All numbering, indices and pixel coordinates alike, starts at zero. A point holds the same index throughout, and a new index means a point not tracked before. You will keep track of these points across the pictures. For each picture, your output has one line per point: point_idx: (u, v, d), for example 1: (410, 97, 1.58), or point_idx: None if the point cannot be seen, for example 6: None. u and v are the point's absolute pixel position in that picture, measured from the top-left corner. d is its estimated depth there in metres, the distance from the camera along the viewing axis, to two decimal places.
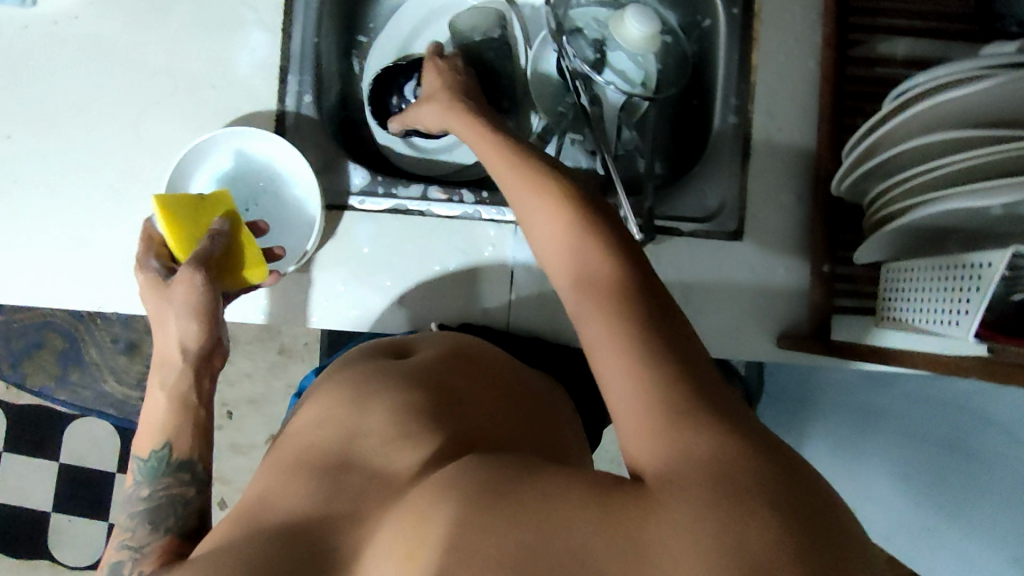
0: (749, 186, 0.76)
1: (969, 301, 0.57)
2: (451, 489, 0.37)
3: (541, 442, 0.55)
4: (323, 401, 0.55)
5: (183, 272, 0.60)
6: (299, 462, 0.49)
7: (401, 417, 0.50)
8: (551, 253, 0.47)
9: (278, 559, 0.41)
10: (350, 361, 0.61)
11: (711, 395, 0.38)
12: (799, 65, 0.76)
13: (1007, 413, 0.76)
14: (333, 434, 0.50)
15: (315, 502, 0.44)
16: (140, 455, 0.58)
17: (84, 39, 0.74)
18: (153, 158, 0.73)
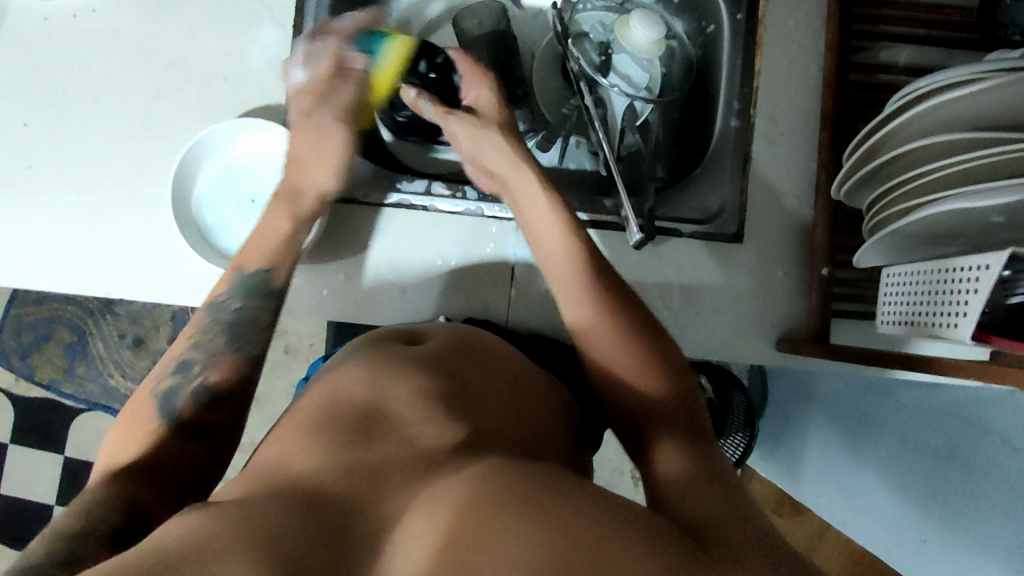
0: (750, 189, 0.76)
1: (967, 304, 0.57)
2: (510, 500, 0.42)
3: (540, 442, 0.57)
4: (344, 386, 0.57)
5: (332, 84, 0.71)
6: (321, 428, 0.52)
7: (428, 418, 0.53)
8: (615, 355, 0.57)
9: (308, 518, 0.42)
10: (357, 348, 0.64)
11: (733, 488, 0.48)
12: (802, 71, 0.77)
13: (1004, 423, 0.80)
14: (359, 421, 0.53)
15: (338, 468, 0.48)
16: (241, 270, 0.64)
17: (100, 32, 0.75)
18: (164, 149, 0.75)
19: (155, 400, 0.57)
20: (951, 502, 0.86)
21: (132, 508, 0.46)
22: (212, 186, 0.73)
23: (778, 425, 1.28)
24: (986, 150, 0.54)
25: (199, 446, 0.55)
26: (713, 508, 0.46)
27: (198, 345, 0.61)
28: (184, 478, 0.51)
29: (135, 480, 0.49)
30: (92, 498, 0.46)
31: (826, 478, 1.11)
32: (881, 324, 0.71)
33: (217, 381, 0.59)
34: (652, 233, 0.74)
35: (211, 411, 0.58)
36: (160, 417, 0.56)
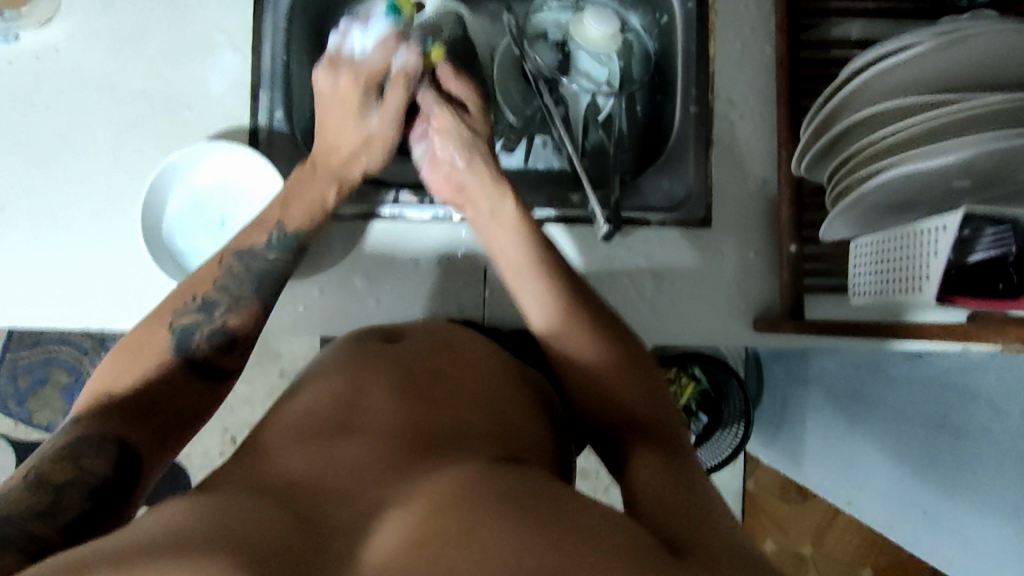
0: (713, 173, 0.77)
1: (930, 265, 0.58)
2: (479, 493, 0.41)
3: (524, 428, 0.57)
4: (326, 389, 0.58)
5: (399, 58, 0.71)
6: (299, 430, 0.53)
7: (405, 420, 0.54)
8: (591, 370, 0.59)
9: (277, 512, 0.42)
10: (340, 348, 0.64)
11: (700, 502, 0.47)
12: (756, 53, 0.78)
13: (990, 387, 0.80)
14: (337, 423, 0.53)
15: (313, 468, 0.48)
16: (285, 229, 0.68)
17: (66, 70, 0.76)
18: (134, 178, 0.76)
19: (172, 334, 0.58)
20: (945, 471, 0.86)
21: (120, 459, 0.49)
22: (183, 212, 0.74)
23: (776, 411, 1.27)
24: (942, 110, 0.55)
25: (197, 388, 0.57)
26: (686, 510, 0.46)
27: (226, 288, 0.63)
28: (173, 427, 0.54)
29: (127, 422, 0.51)
30: (82, 435, 0.49)
31: (824, 458, 1.11)
32: (853, 295, 0.71)
33: (235, 327, 0.62)
34: (620, 224, 0.74)
35: (223, 354, 0.60)
36: (170, 349, 0.58)
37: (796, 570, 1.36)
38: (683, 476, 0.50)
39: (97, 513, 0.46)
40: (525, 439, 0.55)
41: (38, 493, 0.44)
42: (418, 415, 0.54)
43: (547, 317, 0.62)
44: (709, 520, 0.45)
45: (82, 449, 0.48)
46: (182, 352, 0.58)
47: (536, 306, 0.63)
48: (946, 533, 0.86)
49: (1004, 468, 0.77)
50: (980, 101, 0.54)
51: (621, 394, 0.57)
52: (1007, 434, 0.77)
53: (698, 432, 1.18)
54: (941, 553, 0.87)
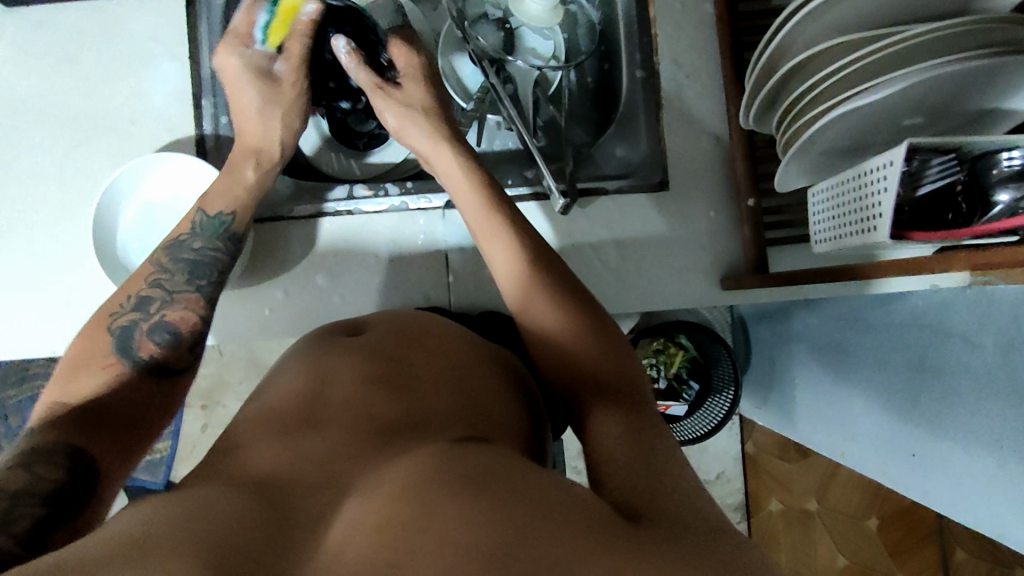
0: (666, 136, 0.76)
1: (881, 202, 0.57)
2: (437, 477, 0.41)
3: (491, 406, 0.57)
4: (292, 385, 0.57)
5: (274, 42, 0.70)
6: (265, 428, 0.52)
7: (369, 410, 0.53)
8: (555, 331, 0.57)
9: (235, 506, 0.42)
10: (306, 344, 0.64)
11: (667, 469, 0.47)
12: (698, 11, 0.77)
13: (961, 321, 0.80)
14: (303, 417, 0.53)
15: (278, 464, 0.48)
16: (207, 212, 0.67)
17: (5, 97, 0.76)
18: (83, 200, 0.75)
19: (110, 338, 0.58)
20: (929, 412, 0.86)
21: (73, 463, 0.48)
22: (135, 228, 0.74)
23: (765, 372, 1.27)
24: (879, 43, 0.55)
25: (146, 388, 0.57)
26: (647, 475, 0.45)
27: (159, 283, 0.62)
28: (127, 429, 0.54)
29: (75, 427, 0.51)
30: (33, 447, 0.49)
31: (815, 412, 1.11)
32: (816, 243, 0.71)
33: (180, 324, 0.61)
34: (576, 196, 0.74)
35: (172, 350, 0.60)
36: (112, 353, 0.57)
37: (802, 528, 1.36)
38: (640, 442, 0.49)
39: (55, 516, 0.46)
40: (492, 419, 0.55)
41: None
42: (382, 402, 0.54)
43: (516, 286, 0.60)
44: (669, 486, 0.44)
45: (32, 460, 0.48)
46: (124, 353, 0.57)
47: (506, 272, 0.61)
48: (935, 473, 0.86)
49: (983, 401, 0.77)
50: (915, 32, 0.54)
51: (584, 362, 0.56)
52: (982, 366, 0.77)
53: (688, 400, 1.18)
54: (933, 493, 0.87)
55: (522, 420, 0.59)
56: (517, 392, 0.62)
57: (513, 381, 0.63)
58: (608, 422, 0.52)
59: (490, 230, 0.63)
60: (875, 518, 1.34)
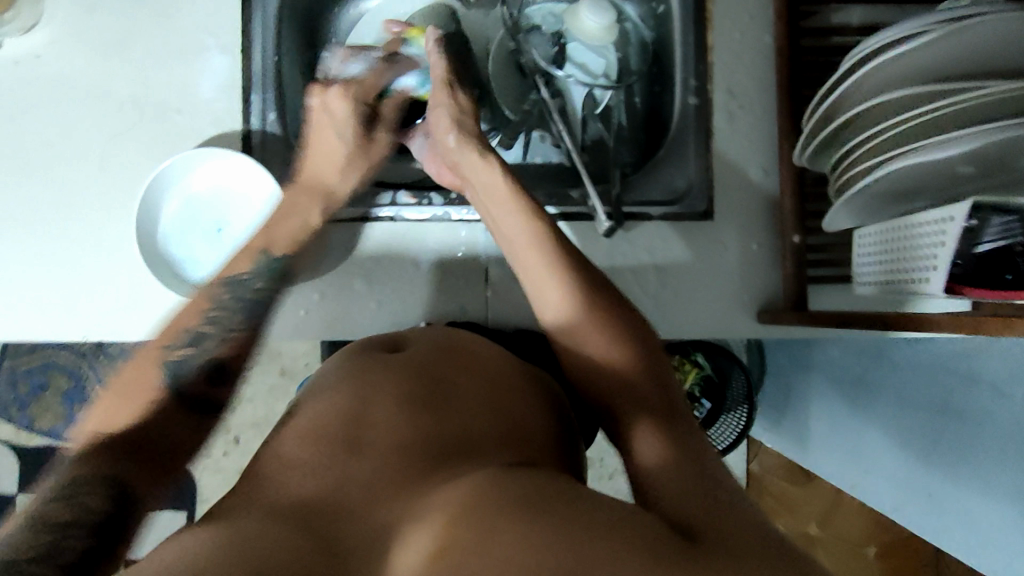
0: (714, 165, 0.76)
1: (936, 255, 0.57)
2: (487, 498, 0.41)
3: (526, 428, 0.57)
4: (329, 399, 0.58)
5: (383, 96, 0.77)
6: (306, 442, 0.52)
7: (406, 426, 0.54)
8: (602, 348, 0.58)
9: (286, 529, 0.42)
10: (343, 358, 0.65)
11: (715, 479, 0.46)
12: (755, 42, 0.77)
13: (993, 369, 0.80)
14: (341, 431, 0.53)
15: (323, 484, 0.48)
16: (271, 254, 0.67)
17: (51, 77, 0.75)
18: (125, 189, 0.75)
19: (162, 370, 0.56)
20: (951, 455, 0.85)
21: (121, 496, 0.46)
22: (178, 219, 0.73)
23: (780, 395, 1.28)
24: (942, 102, 0.54)
25: (189, 425, 0.54)
26: (700, 494, 0.44)
27: (215, 319, 0.60)
28: (169, 461, 0.52)
29: (117, 459, 0.48)
30: (79, 475, 0.46)
31: (829, 441, 1.12)
32: (859, 284, 0.71)
33: (225, 357, 0.59)
34: (621, 219, 0.73)
35: (211, 387, 0.57)
36: (166, 388, 0.55)
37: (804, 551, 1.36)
38: (693, 460, 0.49)
39: (100, 550, 0.43)
40: (527, 441, 0.55)
41: (39, 534, 0.41)
42: (418, 420, 0.54)
43: (570, 306, 0.60)
44: (722, 502, 0.44)
45: (81, 488, 0.45)
46: (173, 388, 0.55)
47: (548, 292, 0.61)
48: (954, 517, 0.86)
49: (1006, 449, 0.77)
50: (978, 92, 0.53)
51: (630, 379, 0.56)
52: (1008, 417, 0.77)
53: (702, 419, 1.18)
54: (949, 536, 0.87)
55: (559, 442, 0.58)
56: (552, 411, 0.62)
57: (551, 404, 0.63)
58: (654, 440, 0.51)
59: (533, 252, 0.63)
60: (875, 546, 1.32)
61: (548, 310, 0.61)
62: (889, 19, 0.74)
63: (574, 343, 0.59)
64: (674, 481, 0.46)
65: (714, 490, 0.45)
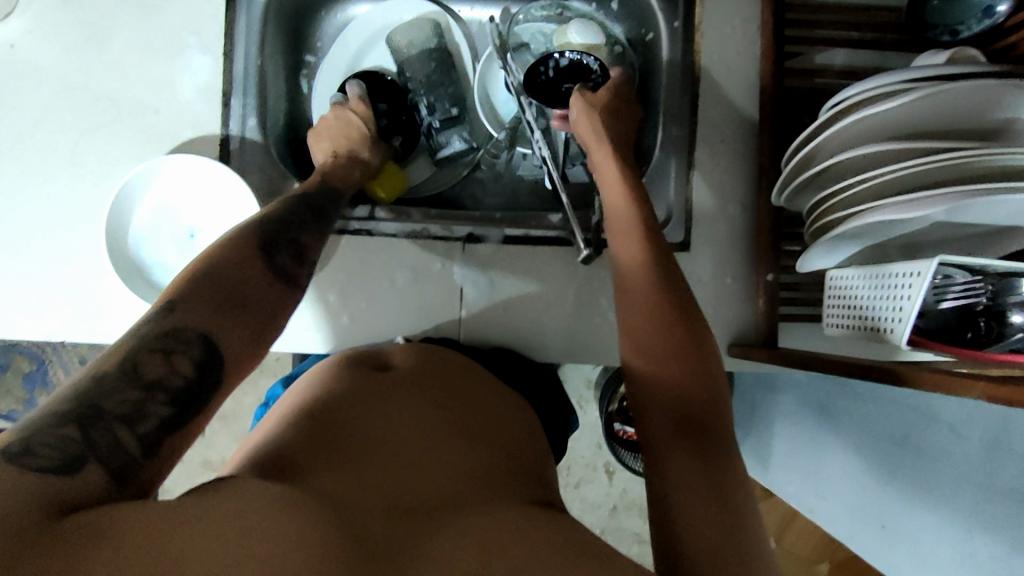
0: (695, 198, 0.77)
1: (902, 308, 0.58)
2: (530, 538, 0.42)
3: (521, 467, 0.57)
4: (335, 394, 0.56)
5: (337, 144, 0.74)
6: (317, 430, 0.50)
7: (421, 439, 0.54)
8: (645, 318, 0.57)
9: (325, 510, 0.41)
10: (337, 363, 0.62)
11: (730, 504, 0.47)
12: (741, 76, 0.77)
13: (948, 410, 0.81)
14: (356, 429, 0.52)
15: (336, 477, 0.45)
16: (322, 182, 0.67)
17: (24, 66, 0.73)
18: (97, 186, 0.73)
19: (251, 239, 0.53)
20: (905, 489, 0.88)
21: (209, 357, 0.43)
22: (151, 224, 0.72)
23: (747, 414, 1.30)
24: (914, 163, 0.55)
25: (278, 290, 0.52)
26: (722, 522, 0.45)
27: (292, 210, 0.60)
28: (255, 322, 0.48)
29: (212, 312, 0.45)
30: (166, 324, 0.43)
31: (789, 464, 1.14)
32: (826, 325, 0.72)
33: (304, 247, 0.58)
34: (598, 247, 0.73)
35: (291, 267, 0.55)
36: (251, 242, 0.53)
37: None
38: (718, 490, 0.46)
39: (181, 419, 0.41)
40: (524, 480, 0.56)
41: (119, 391, 0.39)
42: (431, 436, 0.54)
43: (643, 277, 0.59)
44: (737, 536, 0.44)
45: (168, 340, 0.42)
46: (264, 250, 0.53)
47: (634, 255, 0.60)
48: (904, 550, 0.88)
49: (954, 490, 0.80)
50: (948, 157, 0.54)
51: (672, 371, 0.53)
52: (960, 459, 0.78)
53: None
54: (897, 567, 0.89)
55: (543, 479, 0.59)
56: (527, 447, 0.63)
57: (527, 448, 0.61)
58: (682, 457, 0.48)
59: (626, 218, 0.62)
60: (828, 562, 1.37)
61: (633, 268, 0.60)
62: (875, 64, 0.75)
63: (627, 314, 0.58)
64: (696, 498, 0.46)
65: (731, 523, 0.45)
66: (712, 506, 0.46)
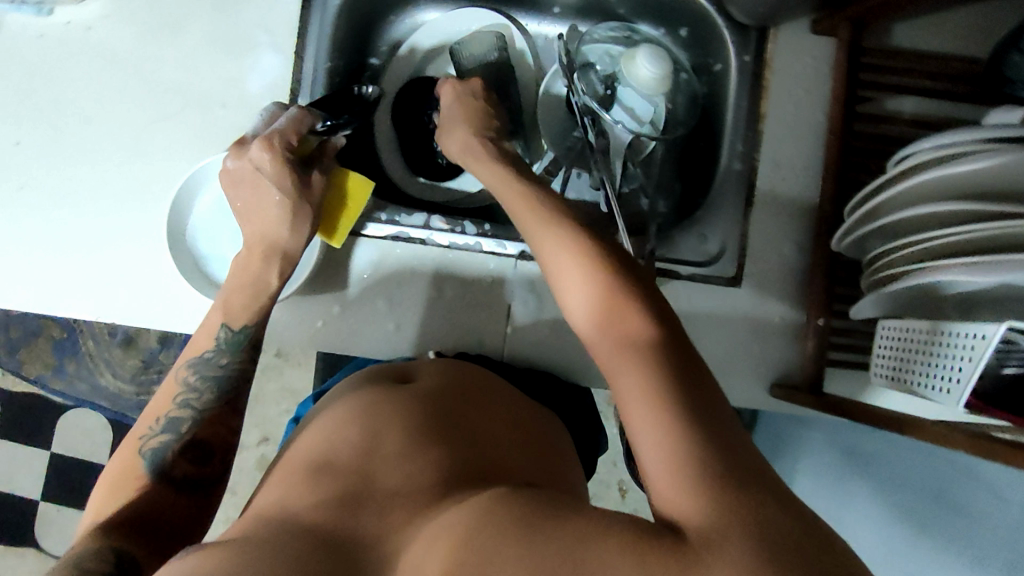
0: (750, 234, 0.76)
1: (961, 369, 0.58)
2: (488, 520, 0.42)
3: (541, 464, 0.60)
4: (331, 424, 0.61)
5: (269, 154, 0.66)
6: (316, 474, 0.55)
7: (410, 445, 0.56)
8: (572, 297, 0.48)
9: (304, 551, 0.46)
10: (353, 384, 0.67)
11: (724, 436, 0.40)
12: (808, 115, 0.77)
13: (989, 471, 0.79)
14: (348, 452, 0.56)
15: (330, 513, 0.50)
16: (229, 327, 0.66)
17: (97, 50, 0.74)
18: (160, 174, 0.74)
19: (144, 457, 0.61)
20: (934, 544, 0.87)
21: (117, 560, 0.50)
22: (209, 213, 0.72)
23: (770, 446, 1.29)
24: (985, 225, 0.54)
25: (185, 501, 0.60)
26: (700, 470, 0.38)
27: (186, 403, 0.64)
28: (152, 531, 0.55)
29: (121, 532, 0.53)
30: (88, 548, 0.51)
31: (812, 503, 1.13)
32: (874, 376, 0.72)
33: (205, 436, 0.64)
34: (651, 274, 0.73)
35: (201, 466, 0.62)
36: (147, 474, 0.60)
37: None
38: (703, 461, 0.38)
39: None
40: (537, 475, 0.58)
41: None
42: (421, 439, 0.57)
43: (580, 278, 0.47)
44: (728, 473, 0.38)
45: (84, 556, 0.50)
46: (160, 473, 0.60)
47: (549, 258, 0.50)
48: None
49: (987, 551, 0.78)
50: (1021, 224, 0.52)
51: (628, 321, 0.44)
52: (997, 521, 0.77)
53: None
54: None
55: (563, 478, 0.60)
56: (552, 447, 0.65)
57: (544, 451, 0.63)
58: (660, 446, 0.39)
59: (520, 202, 0.56)
60: None
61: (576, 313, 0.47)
62: (946, 114, 0.74)
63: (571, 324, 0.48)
64: (660, 459, 0.39)
65: (713, 462, 0.38)
66: (678, 451, 0.38)
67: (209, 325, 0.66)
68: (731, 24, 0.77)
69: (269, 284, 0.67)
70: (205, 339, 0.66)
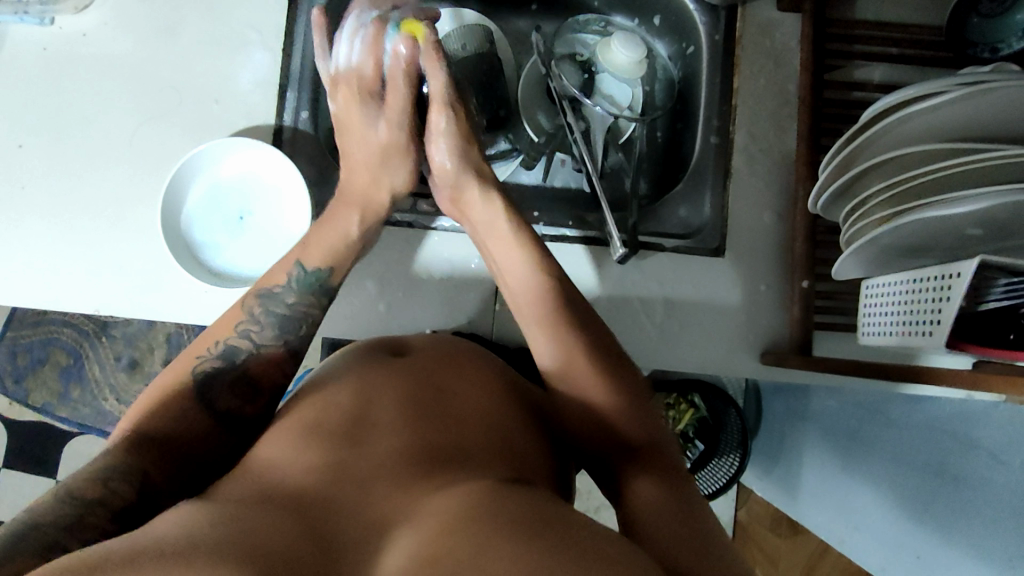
0: (729, 205, 0.78)
1: (939, 311, 0.57)
2: (492, 512, 0.42)
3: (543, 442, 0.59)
4: (329, 392, 0.59)
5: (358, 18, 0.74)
6: (306, 436, 0.53)
7: (409, 420, 0.55)
8: (572, 361, 0.62)
9: (297, 514, 0.44)
10: (351, 356, 0.65)
11: (709, 543, 0.49)
12: (779, 88, 0.80)
13: (988, 436, 0.80)
14: (346, 421, 0.55)
15: (319, 478, 0.49)
16: (304, 267, 0.67)
17: (96, 56, 0.78)
18: (155, 168, 0.77)
19: (198, 374, 0.59)
20: (943, 520, 0.84)
21: (143, 489, 0.50)
22: (204, 204, 0.75)
23: (774, 444, 1.27)
24: (950, 161, 0.55)
25: (221, 437, 0.57)
26: (692, 542, 0.49)
27: (246, 334, 0.63)
28: (199, 465, 0.54)
29: (152, 458, 0.52)
30: (111, 464, 0.51)
31: (819, 495, 1.11)
32: (863, 334, 0.73)
33: (257, 371, 0.62)
34: (635, 247, 0.75)
35: (245, 402, 0.60)
36: (192, 395, 0.58)
37: None
38: (682, 510, 0.52)
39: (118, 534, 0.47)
40: (533, 449, 0.57)
41: (66, 509, 0.46)
42: (421, 415, 0.56)
43: (559, 344, 0.63)
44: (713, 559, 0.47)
45: (110, 475, 0.50)
46: (204, 398, 0.58)
47: (543, 344, 0.64)
48: None
49: (998, 519, 0.77)
50: (985, 155, 0.53)
51: (622, 422, 0.58)
52: (1003, 485, 0.77)
53: (693, 460, 1.17)
54: None
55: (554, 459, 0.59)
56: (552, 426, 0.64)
57: (537, 426, 0.61)
58: (648, 484, 0.54)
59: (522, 259, 0.68)
60: None
61: (547, 358, 0.63)
62: (912, 81, 0.77)
63: (566, 383, 0.61)
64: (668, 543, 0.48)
65: (694, 539, 0.49)
66: (679, 536, 0.49)
67: (285, 260, 0.68)
68: (701, 5, 0.80)
69: (350, 232, 0.70)
70: (281, 273, 0.67)
